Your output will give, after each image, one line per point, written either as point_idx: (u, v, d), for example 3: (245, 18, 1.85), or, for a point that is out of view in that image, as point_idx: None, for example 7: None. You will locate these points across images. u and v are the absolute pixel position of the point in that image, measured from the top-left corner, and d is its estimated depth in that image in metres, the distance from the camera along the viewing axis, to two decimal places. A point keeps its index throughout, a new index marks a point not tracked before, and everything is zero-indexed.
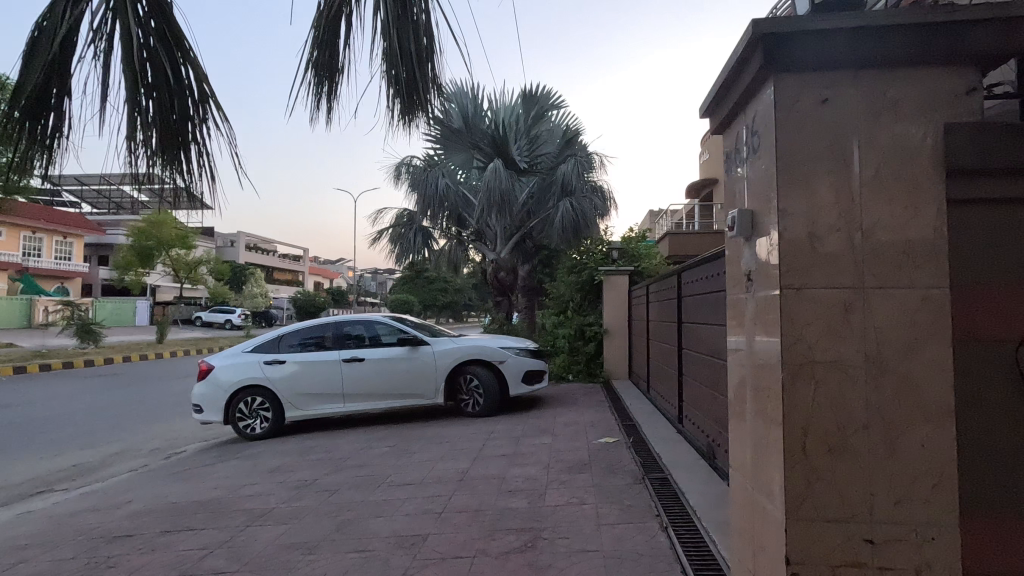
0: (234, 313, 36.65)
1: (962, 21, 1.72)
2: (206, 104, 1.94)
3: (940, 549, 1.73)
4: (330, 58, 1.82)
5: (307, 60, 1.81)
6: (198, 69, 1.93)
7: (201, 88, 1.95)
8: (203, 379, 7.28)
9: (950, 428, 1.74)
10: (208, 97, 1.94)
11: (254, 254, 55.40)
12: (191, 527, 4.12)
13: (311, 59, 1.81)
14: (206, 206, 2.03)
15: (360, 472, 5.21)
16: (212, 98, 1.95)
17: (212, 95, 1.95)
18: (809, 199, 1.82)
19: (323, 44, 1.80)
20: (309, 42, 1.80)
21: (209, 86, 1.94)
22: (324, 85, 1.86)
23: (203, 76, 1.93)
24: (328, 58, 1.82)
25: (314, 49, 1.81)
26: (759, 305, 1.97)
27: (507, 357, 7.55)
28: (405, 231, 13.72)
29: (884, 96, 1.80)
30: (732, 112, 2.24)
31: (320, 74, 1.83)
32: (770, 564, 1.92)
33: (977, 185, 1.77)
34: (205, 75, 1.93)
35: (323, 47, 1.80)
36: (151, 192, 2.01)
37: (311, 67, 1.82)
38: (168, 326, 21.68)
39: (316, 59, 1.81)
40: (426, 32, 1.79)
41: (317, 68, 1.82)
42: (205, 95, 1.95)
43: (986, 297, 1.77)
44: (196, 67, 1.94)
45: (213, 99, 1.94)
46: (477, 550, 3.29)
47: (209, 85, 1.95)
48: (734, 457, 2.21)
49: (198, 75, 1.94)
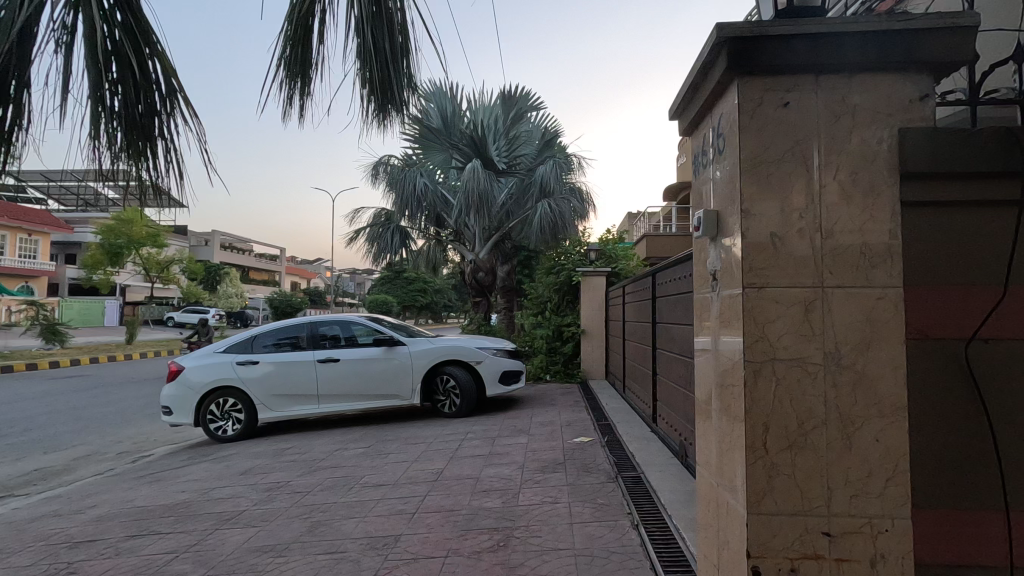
0: (208, 313, 36.08)
1: (916, 29, 1.77)
2: (174, 98, 1.94)
3: (893, 539, 1.78)
4: (302, 55, 1.81)
5: (279, 56, 1.80)
6: (166, 64, 1.92)
7: (169, 84, 1.94)
8: (173, 380, 7.13)
9: (903, 422, 1.79)
10: (176, 92, 1.93)
11: (229, 254, 54.53)
12: (157, 531, 4.03)
13: (283, 55, 1.80)
14: (174, 201, 2.04)
15: (334, 473, 5.17)
16: (180, 93, 1.94)
17: (180, 90, 1.95)
18: (772, 200, 1.86)
19: (296, 40, 1.79)
20: (282, 38, 1.79)
21: (177, 81, 1.94)
22: (297, 86, 1.85)
23: (171, 72, 1.93)
24: (300, 54, 1.81)
25: (287, 46, 1.80)
26: (723, 305, 2.01)
27: (484, 357, 7.54)
28: (383, 231, 13.60)
29: (844, 100, 1.84)
30: (699, 115, 2.28)
31: (292, 71, 1.83)
32: (733, 558, 1.94)
33: (929, 188, 1.83)
34: (173, 71, 1.92)
35: (296, 43, 1.79)
36: (119, 185, 2.01)
37: (283, 63, 1.81)
38: (139, 326, 21.23)
39: (288, 57, 1.80)
40: (402, 30, 1.79)
41: (289, 65, 1.81)
42: (173, 90, 1.94)
43: (939, 297, 1.83)
44: (164, 62, 1.93)
45: (181, 93, 1.93)
46: (450, 550, 3.28)
47: (176, 79, 1.94)
48: (699, 455, 2.25)
49: (166, 71, 1.93)
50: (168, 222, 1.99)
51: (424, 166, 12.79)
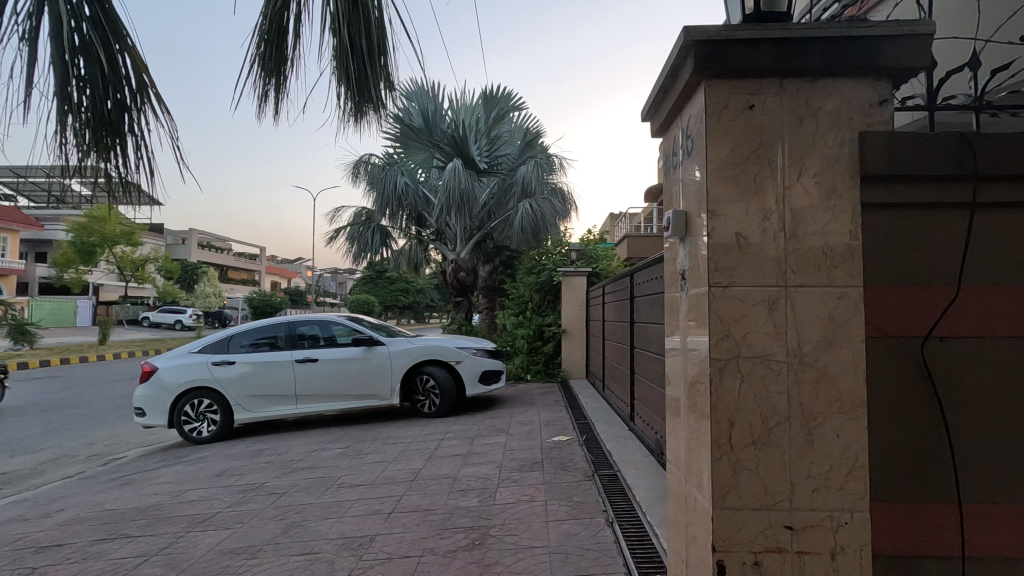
0: (185, 313, 35.50)
1: (877, 35, 1.82)
2: (145, 94, 1.94)
3: (852, 533, 1.82)
4: (276, 53, 1.81)
5: (252, 53, 1.78)
6: (138, 60, 1.92)
7: (140, 79, 1.93)
8: (146, 381, 6.98)
9: (862, 419, 1.84)
10: (147, 87, 1.93)
11: (207, 253, 53.69)
12: (127, 534, 3.95)
13: (257, 52, 1.79)
14: (145, 198, 2.03)
15: (310, 474, 5.12)
16: (151, 89, 1.94)
17: (151, 86, 1.95)
18: (737, 201, 1.89)
19: (271, 37, 1.78)
20: (255, 35, 1.78)
21: (149, 77, 1.93)
22: (272, 82, 1.84)
23: (143, 68, 1.92)
24: (274, 52, 1.80)
25: (261, 44, 1.78)
26: (691, 304, 2.04)
27: (464, 357, 7.53)
28: (363, 230, 13.50)
29: (807, 103, 1.89)
30: (670, 117, 2.31)
31: (266, 68, 1.81)
32: (700, 553, 1.97)
33: (887, 191, 1.89)
34: (145, 67, 1.92)
35: (271, 41, 1.78)
36: (90, 180, 1.98)
37: (257, 60, 1.80)
38: (113, 326, 20.86)
39: (263, 55, 1.79)
40: (379, 27, 1.79)
41: (263, 62, 1.80)
42: (144, 85, 1.93)
43: (896, 295, 1.89)
44: (136, 57, 1.92)
45: (153, 89, 1.93)
46: (425, 550, 3.27)
47: (148, 75, 1.93)
48: (669, 453, 2.27)
49: (137, 67, 1.92)
50: (138, 219, 1.98)
51: (406, 165, 12.76)
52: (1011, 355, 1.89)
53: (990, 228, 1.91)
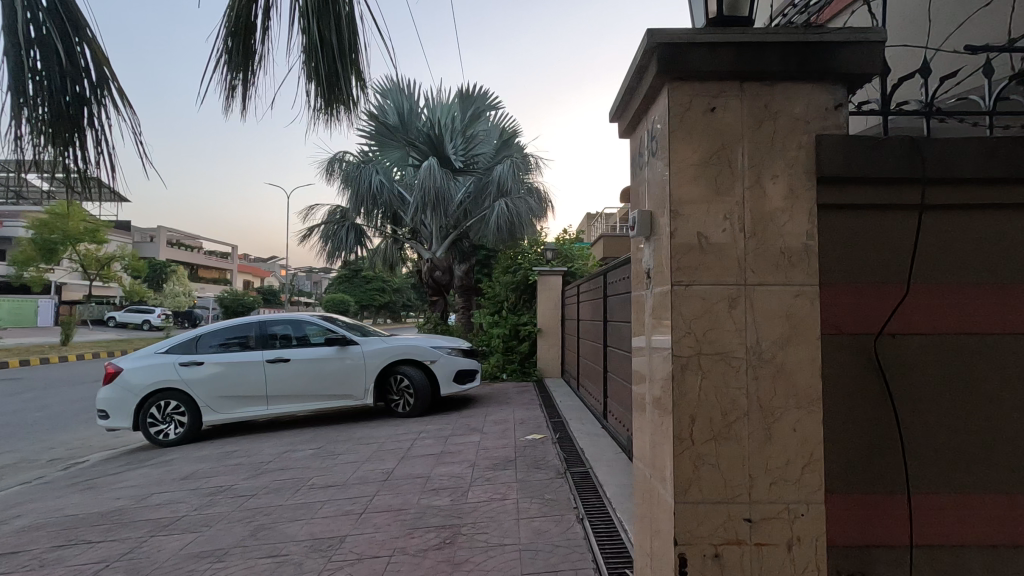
0: (153, 313, 34.58)
1: (832, 42, 1.88)
2: (105, 87, 1.89)
3: (808, 524, 1.87)
4: (243, 49, 1.78)
5: (219, 48, 1.75)
6: (99, 53, 1.87)
7: (100, 72, 1.89)
8: (110, 382, 6.78)
9: (818, 413, 1.90)
10: (108, 81, 1.89)
11: (176, 251, 52.36)
12: (88, 540, 3.84)
13: (223, 46, 1.76)
14: (106, 193, 1.98)
15: (281, 475, 5.05)
16: (113, 81, 1.89)
17: (112, 79, 1.90)
18: (699, 202, 1.93)
19: (237, 33, 1.76)
20: (222, 31, 1.75)
21: (110, 70, 1.89)
22: (239, 76, 1.81)
23: (104, 60, 1.88)
24: (241, 48, 1.78)
25: (227, 39, 1.75)
26: (656, 303, 2.07)
27: (439, 357, 7.51)
28: (338, 228, 13.33)
29: (766, 107, 1.94)
30: (636, 118, 2.34)
31: (232, 63, 1.78)
32: (663, 547, 2.01)
33: (841, 192, 1.96)
34: (106, 60, 1.88)
35: (237, 37, 1.76)
36: (47, 174, 1.92)
37: (223, 55, 1.77)
38: (76, 326, 20.22)
39: (230, 49, 1.76)
40: (350, 23, 1.77)
41: (227, 57, 1.77)
42: (104, 78, 1.89)
43: (850, 294, 1.96)
44: (97, 50, 1.87)
45: (114, 82, 1.89)
46: (396, 550, 3.26)
47: (109, 68, 1.89)
48: (636, 449, 2.30)
49: (97, 59, 1.87)
50: (99, 214, 1.93)
51: (380, 163, 12.70)
52: (958, 351, 1.98)
53: (937, 229, 1.99)
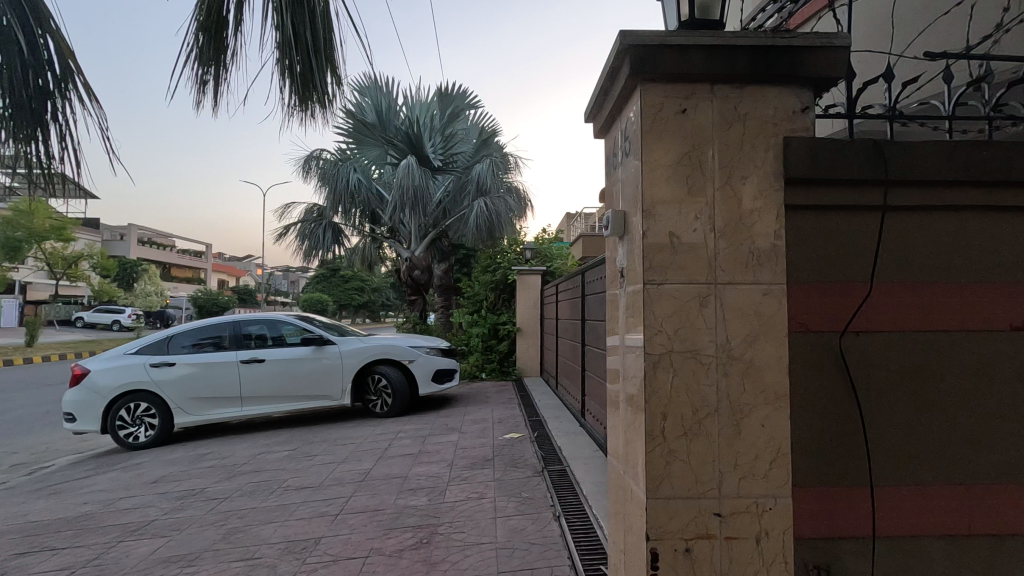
0: (123, 313, 33.69)
1: (799, 46, 1.92)
2: (70, 82, 1.84)
3: (776, 517, 1.92)
4: (213, 45, 1.75)
5: (189, 43, 1.72)
6: (63, 47, 1.82)
7: (65, 66, 1.84)
8: (77, 384, 6.60)
9: (785, 410, 1.94)
10: (73, 76, 1.84)
11: (148, 250, 51.08)
12: (53, 546, 3.73)
13: (194, 42, 1.73)
14: (72, 190, 1.93)
15: (255, 478, 4.97)
16: (78, 76, 1.84)
17: (78, 74, 1.85)
18: (671, 202, 1.96)
19: (207, 28, 1.72)
20: (193, 25, 1.72)
21: (76, 64, 1.84)
22: (210, 72, 1.78)
23: (69, 54, 1.82)
24: (211, 43, 1.74)
25: (197, 34, 1.72)
26: (629, 301, 2.10)
27: (418, 357, 7.47)
28: (315, 227, 13.17)
29: (736, 109, 1.97)
30: (611, 118, 2.36)
31: (202, 59, 1.75)
32: (635, 543, 2.03)
33: (808, 193, 2.01)
34: (71, 54, 1.82)
35: (207, 32, 1.72)
36: (9, 169, 1.86)
37: (193, 51, 1.73)
38: (41, 326, 19.58)
39: (201, 45, 1.73)
40: (325, 20, 1.75)
41: (197, 53, 1.74)
42: (69, 73, 1.84)
43: (818, 292, 2.01)
44: (61, 43, 1.82)
45: (80, 77, 1.84)
46: (372, 550, 3.24)
47: (74, 62, 1.84)
48: (609, 446, 2.33)
49: (61, 53, 1.82)
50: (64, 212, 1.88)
51: (358, 161, 12.60)
52: (919, 348, 2.04)
53: (899, 229, 2.05)
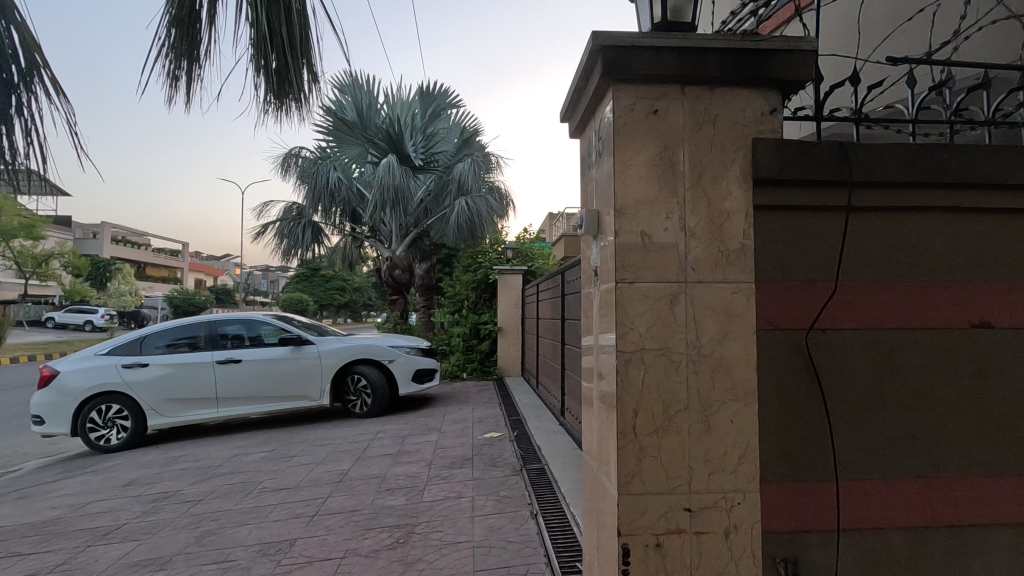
0: (96, 313, 32.88)
1: (767, 50, 1.96)
2: (37, 75, 1.80)
3: (744, 511, 1.95)
4: (185, 39, 1.72)
5: (162, 38, 1.69)
6: (28, 38, 1.77)
7: (31, 58, 1.79)
8: (46, 386, 6.43)
9: (753, 406, 1.98)
10: (39, 68, 1.79)
11: (122, 249, 49.96)
12: (18, 552, 3.63)
13: (167, 37, 1.70)
14: (39, 186, 1.89)
15: (230, 479, 4.90)
16: (45, 69, 1.80)
17: (44, 67, 1.81)
18: (643, 201, 1.98)
19: (179, 23, 1.70)
20: (165, 19, 1.69)
21: (42, 57, 1.79)
22: (182, 67, 1.75)
23: (34, 46, 1.78)
24: (182, 38, 1.72)
25: (168, 29, 1.70)
26: (602, 300, 2.11)
27: (398, 356, 7.42)
28: (294, 226, 13.01)
29: (706, 112, 2.00)
30: (585, 118, 2.38)
31: (173, 54, 1.72)
32: (608, 539, 2.05)
33: (776, 194, 2.05)
34: (37, 46, 1.78)
35: (178, 27, 1.70)
36: None
37: (165, 45, 1.71)
38: (9, 326, 19.05)
39: (173, 38, 1.71)
40: (300, 18, 1.73)
41: (168, 48, 1.71)
42: (35, 65, 1.79)
43: (785, 291, 2.05)
44: (27, 35, 1.77)
45: (47, 70, 1.80)
46: (348, 551, 3.22)
47: (41, 55, 1.79)
48: (584, 444, 2.34)
49: (26, 44, 1.77)
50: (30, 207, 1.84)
51: (339, 159, 12.47)
52: (882, 345, 2.09)
53: (864, 230, 2.11)
